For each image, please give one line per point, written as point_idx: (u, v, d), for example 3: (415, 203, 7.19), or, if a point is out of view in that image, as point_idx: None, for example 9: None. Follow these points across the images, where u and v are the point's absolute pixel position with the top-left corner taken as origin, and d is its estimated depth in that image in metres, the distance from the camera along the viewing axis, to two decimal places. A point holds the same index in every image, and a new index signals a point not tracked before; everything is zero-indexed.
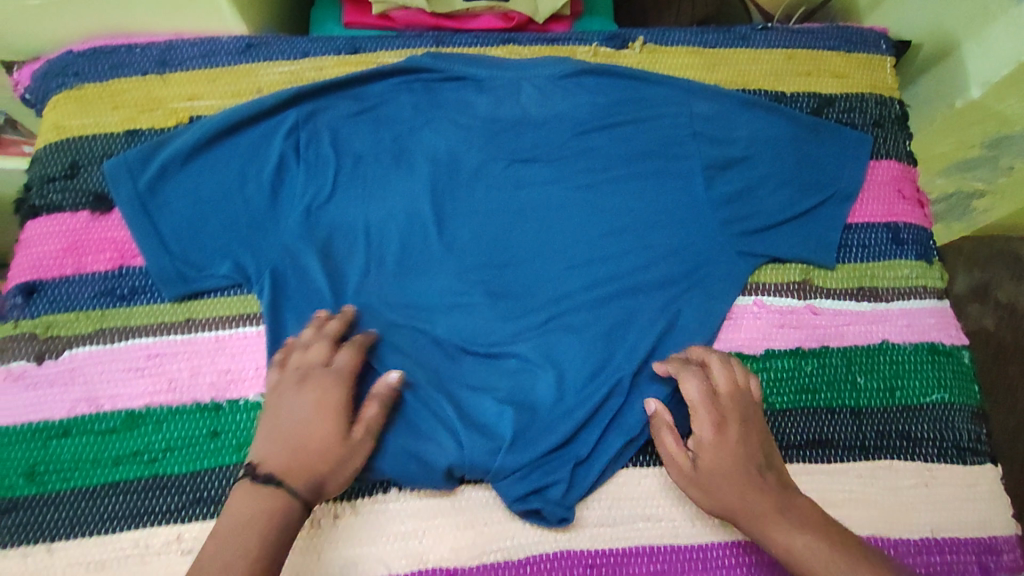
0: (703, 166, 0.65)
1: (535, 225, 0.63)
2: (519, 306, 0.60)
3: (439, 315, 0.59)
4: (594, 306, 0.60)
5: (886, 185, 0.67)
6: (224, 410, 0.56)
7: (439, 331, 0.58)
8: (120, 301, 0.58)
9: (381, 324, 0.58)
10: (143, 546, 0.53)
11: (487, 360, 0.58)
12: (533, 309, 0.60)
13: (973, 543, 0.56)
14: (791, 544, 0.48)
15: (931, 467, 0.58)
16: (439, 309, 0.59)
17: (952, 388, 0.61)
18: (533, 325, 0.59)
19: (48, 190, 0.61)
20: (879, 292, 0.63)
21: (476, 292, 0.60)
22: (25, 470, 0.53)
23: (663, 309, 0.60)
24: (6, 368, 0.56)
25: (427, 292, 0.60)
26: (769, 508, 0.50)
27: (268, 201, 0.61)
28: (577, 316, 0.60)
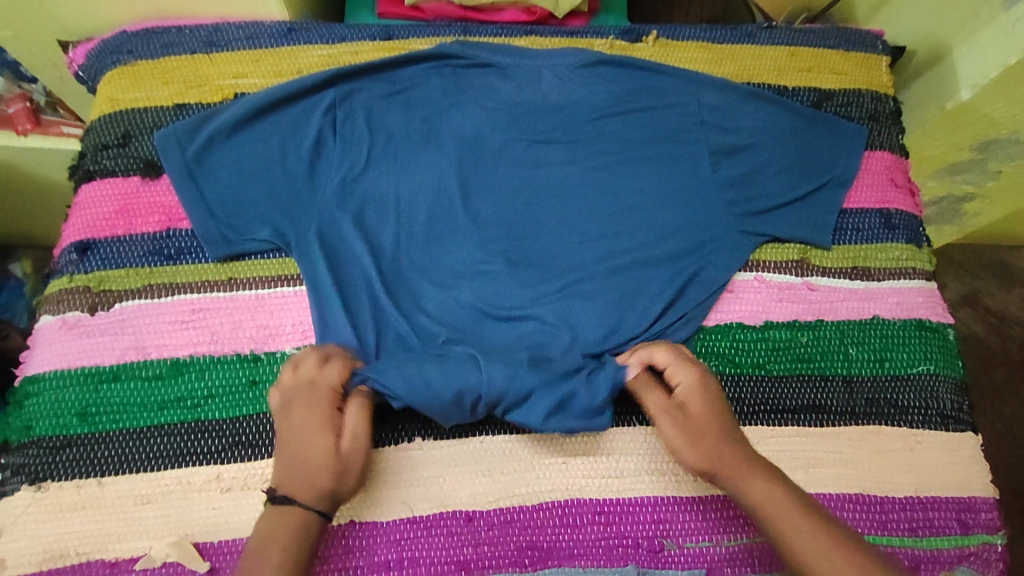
0: (710, 152, 0.70)
1: (553, 202, 0.68)
2: (537, 274, 0.65)
3: (464, 281, 0.64)
4: (607, 277, 0.65)
5: (879, 174, 0.72)
6: (262, 361, 0.60)
7: (463, 296, 0.63)
8: (168, 260, 0.63)
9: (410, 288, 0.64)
10: (185, 483, 0.56)
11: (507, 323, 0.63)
12: (550, 277, 0.65)
13: (953, 501, 0.61)
14: (765, 496, 0.52)
15: (917, 433, 0.63)
16: (464, 276, 0.64)
17: (937, 360, 0.66)
18: (550, 292, 0.64)
19: (102, 156, 0.66)
20: (871, 272, 0.68)
21: (498, 261, 0.65)
22: (78, 411, 0.58)
23: (671, 280, 0.65)
24: (61, 317, 0.60)
25: (453, 260, 0.65)
26: (744, 462, 0.54)
27: (306, 172, 0.66)
28: (592, 285, 0.64)
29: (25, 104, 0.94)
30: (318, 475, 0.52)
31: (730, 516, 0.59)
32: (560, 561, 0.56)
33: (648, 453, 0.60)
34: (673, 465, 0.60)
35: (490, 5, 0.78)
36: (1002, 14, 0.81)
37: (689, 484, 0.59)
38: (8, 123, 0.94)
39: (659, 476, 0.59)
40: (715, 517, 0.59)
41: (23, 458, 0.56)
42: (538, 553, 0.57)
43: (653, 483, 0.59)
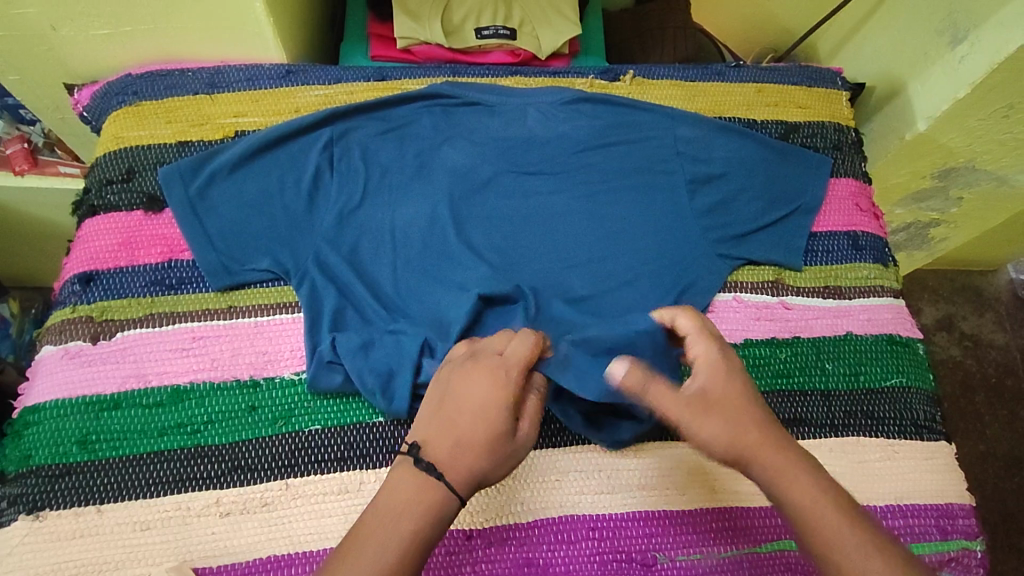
0: (687, 181, 0.74)
1: (542, 231, 0.72)
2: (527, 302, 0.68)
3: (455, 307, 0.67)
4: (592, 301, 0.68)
5: (845, 200, 0.77)
6: (261, 386, 0.62)
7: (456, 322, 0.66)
8: (169, 290, 0.65)
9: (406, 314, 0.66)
10: (184, 509, 0.57)
11: None
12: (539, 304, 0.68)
13: (932, 509, 0.63)
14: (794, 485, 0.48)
15: (893, 443, 0.65)
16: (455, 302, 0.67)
17: (908, 373, 0.69)
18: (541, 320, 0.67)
19: (106, 192, 0.68)
20: (842, 291, 0.72)
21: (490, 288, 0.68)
22: (77, 439, 0.58)
23: (655, 301, 0.68)
24: (63, 347, 0.61)
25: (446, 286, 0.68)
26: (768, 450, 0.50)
27: (306, 205, 0.69)
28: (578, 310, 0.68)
29: (23, 147, 0.99)
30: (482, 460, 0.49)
31: (718, 529, 0.60)
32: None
33: (638, 469, 0.62)
34: (662, 480, 0.62)
35: (478, 48, 0.83)
36: (948, 52, 0.88)
37: (678, 498, 0.61)
38: (8, 164, 0.98)
39: (648, 491, 0.61)
40: (704, 529, 0.60)
41: (20, 488, 0.57)
42: (534, 569, 0.58)
43: (643, 498, 0.61)
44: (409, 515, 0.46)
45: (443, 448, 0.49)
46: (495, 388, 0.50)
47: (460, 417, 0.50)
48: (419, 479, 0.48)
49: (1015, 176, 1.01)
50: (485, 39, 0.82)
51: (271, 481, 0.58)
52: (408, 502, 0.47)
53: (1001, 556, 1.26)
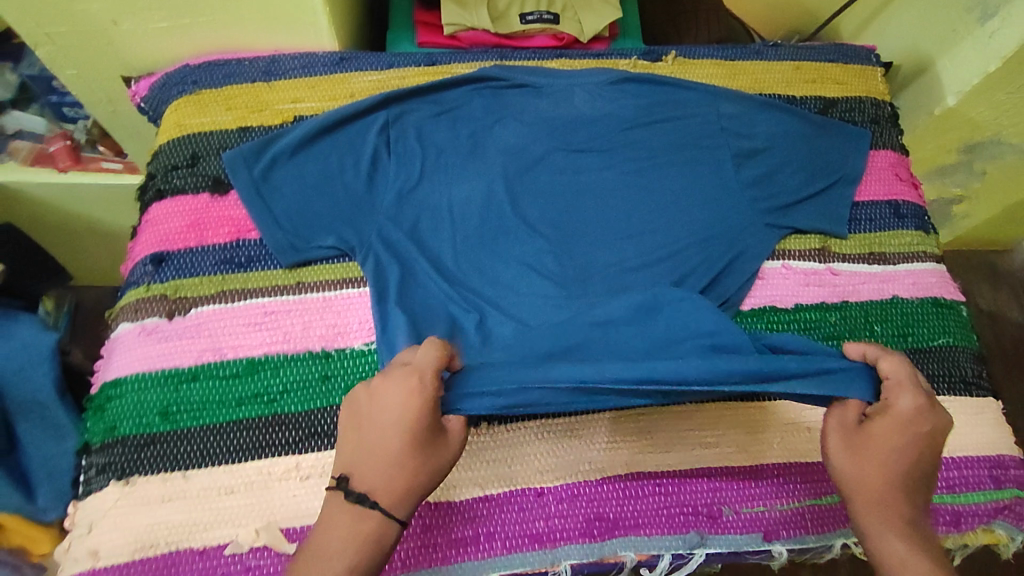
0: (732, 155, 0.76)
1: (592, 209, 0.74)
2: (583, 272, 0.70)
3: (513, 279, 0.69)
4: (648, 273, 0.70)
5: (885, 170, 0.79)
6: (333, 357, 0.64)
7: (518, 292, 0.68)
8: (239, 268, 0.67)
9: (468, 284, 0.69)
10: (266, 473, 0.59)
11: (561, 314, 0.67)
12: (595, 274, 0.70)
13: (984, 459, 0.65)
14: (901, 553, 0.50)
15: (944, 399, 0.67)
16: (513, 273, 0.70)
17: (955, 333, 0.71)
18: (599, 289, 0.69)
19: (172, 176, 0.71)
20: (886, 256, 0.74)
21: (547, 260, 0.70)
22: (159, 410, 0.60)
23: (710, 268, 0.70)
24: (140, 324, 0.64)
25: (506, 258, 0.70)
26: (894, 510, 0.51)
27: (366, 185, 0.71)
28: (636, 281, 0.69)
29: (66, 144, 1.03)
30: (403, 476, 0.50)
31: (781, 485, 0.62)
32: (625, 531, 0.59)
33: (699, 426, 0.64)
34: (724, 438, 0.63)
35: (522, 33, 0.85)
36: (978, 28, 0.90)
37: (739, 456, 0.63)
38: (52, 161, 1.02)
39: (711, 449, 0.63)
40: (767, 483, 0.62)
41: (108, 456, 0.59)
42: (604, 523, 0.60)
43: (706, 455, 0.63)
44: (348, 553, 0.48)
45: (370, 475, 0.50)
46: (405, 401, 0.51)
47: (379, 437, 0.51)
48: (352, 512, 0.49)
49: None
50: (529, 24, 0.85)
51: None
52: (344, 540, 0.48)
53: None
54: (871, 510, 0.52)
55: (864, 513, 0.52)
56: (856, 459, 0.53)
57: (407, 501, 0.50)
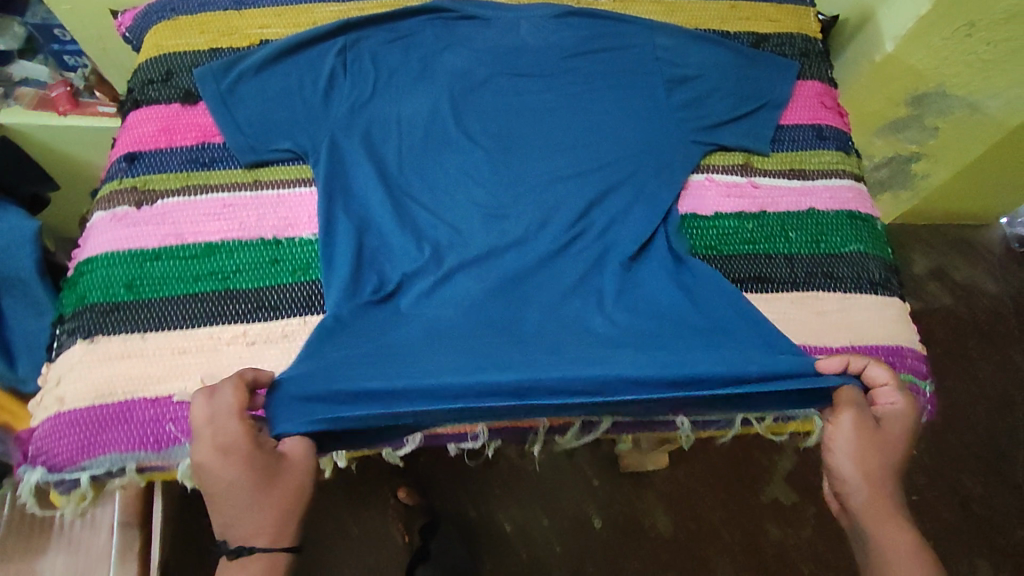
0: (664, 81, 0.82)
1: (535, 138, 0.79)
2: (517, 180, 0.76)
3: (453, 184, 0.76)
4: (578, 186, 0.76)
5: (811, 98, 0.84)
6: (283, 244, 0.70)
7: (456, 195, 0.75)
8: (202, 167, 0.74)
9: (410, 186, 0.76)
10: (216, 338, 0.65)
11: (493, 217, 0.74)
12: (528, 181, 0.76)
13: (883, 348, 0.70)
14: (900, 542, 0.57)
15: (850, 297, 0.72)
16: (453, 180, 0.76)
17: (868, 242, 0.75)
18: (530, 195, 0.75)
19: (148, 89, 0.78)
20: (806, 173, 0.79)
21: (485, 168, 0.77)
22: (124, 284, 0.67)
23: (635, 178, 0.76)
24: (111, 211, 0.71)
25: (447, 167, 0.77)
26: (893, 509, 0.59)
27: (322, 99, 0.78)
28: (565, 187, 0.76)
29: (67, 89, 1.09)
30: (269, 512, 0.55)
31: None
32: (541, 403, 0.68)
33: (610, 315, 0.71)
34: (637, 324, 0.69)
35: None
36: None
37: None
38: (53, 106, 1.08)
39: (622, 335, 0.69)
40: None
41: (77, 321, 0.66)
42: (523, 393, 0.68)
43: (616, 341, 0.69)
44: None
45: (243, 525, 0.55)
46: (224, 458, 0.56)
47: (225, 493, 0.55)
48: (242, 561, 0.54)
49: (985, 102, 1.09)
50: None
51: (292, 317, 0.67)
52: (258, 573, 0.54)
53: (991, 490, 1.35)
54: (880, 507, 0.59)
55: (865, 514, 0.59)
56: (862, 455, 0.61)
57: (285, 530, 0.56)
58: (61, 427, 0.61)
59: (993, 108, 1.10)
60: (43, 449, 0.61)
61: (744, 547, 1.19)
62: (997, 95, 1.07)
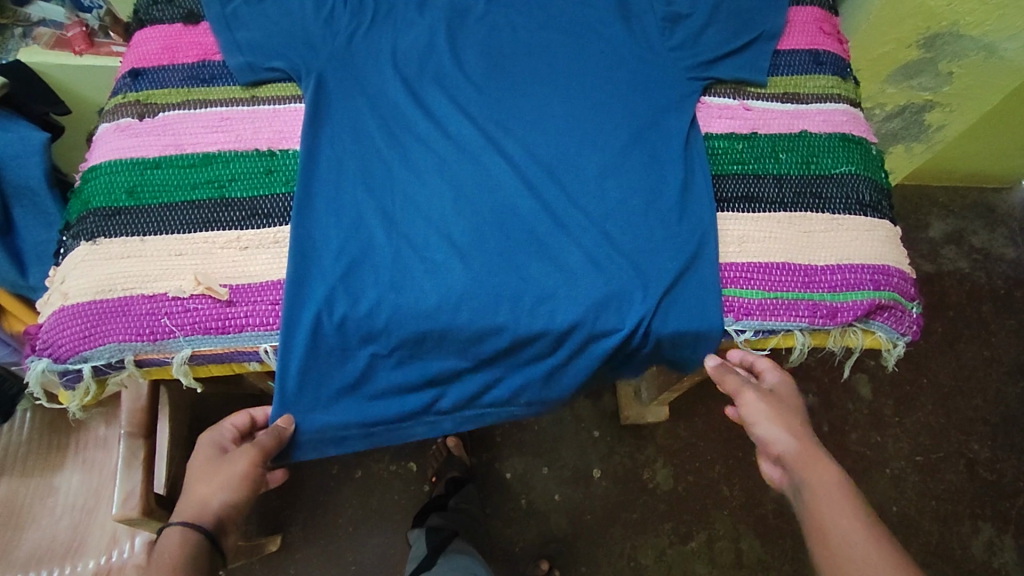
0: (660, 20, 0.79)
1: (526, 100, 0.76)
2: (506, 120, 0.75)
3: (446, 118, 0.75)
4: (568, 128, 0.75)
5: (809, 24, 0.83)
6: (278, 156, 0.72)
7: (448, 130, 0.74)
8: (203, 83, 0.76)
9: (400, 117, 0.75)
10: (211, 242, 0.67)
11: (477, 161, 0.73)
12: (518, 119, 0.75)
13: (870, 268, 0.69)
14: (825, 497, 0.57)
15: (838, 218, 0.72)
16: (446, 114, 0.75)
17: (859, 164, 0.75)
18: (517, 137, 0.74)
19: (153, 10, 0.80)
20: (800, 97, 0.79)
21: (473, 108, 0.75)
22: (126, 190, 0.70)
23: (628, 118, 0.75)
24: (116, 123, 0.73)
25: (437, 104, 0.75)
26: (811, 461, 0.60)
27: (322, 22, 0.76)
28: (554, 124, 0.75)
29: (82, 29, 1.07)
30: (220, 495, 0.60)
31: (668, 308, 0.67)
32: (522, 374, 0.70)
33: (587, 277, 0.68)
34: (614, 267, 0.68)
35: None
36: None
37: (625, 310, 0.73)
38: (68, 45, 1.07)
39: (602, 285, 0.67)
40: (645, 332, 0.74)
41: (80, 225, 0.68)
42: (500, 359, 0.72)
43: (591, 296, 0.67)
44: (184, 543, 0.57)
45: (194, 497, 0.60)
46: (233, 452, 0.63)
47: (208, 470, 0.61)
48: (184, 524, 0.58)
49: (1002, 44, 1.06)
50: None
51: (284, 224, 0.69)
52: (180, 535, 0.57)
53: (1000, 456, 1.33)
54: (812, 463, 0.59)
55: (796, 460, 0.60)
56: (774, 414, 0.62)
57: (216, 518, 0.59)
58: (65, 318, 0.64)
59: (1010, 51, 1.07)
60: (47, 340, 0.64)
61: (741, 503, 1.24)
62: (1013, 36, 1.03)
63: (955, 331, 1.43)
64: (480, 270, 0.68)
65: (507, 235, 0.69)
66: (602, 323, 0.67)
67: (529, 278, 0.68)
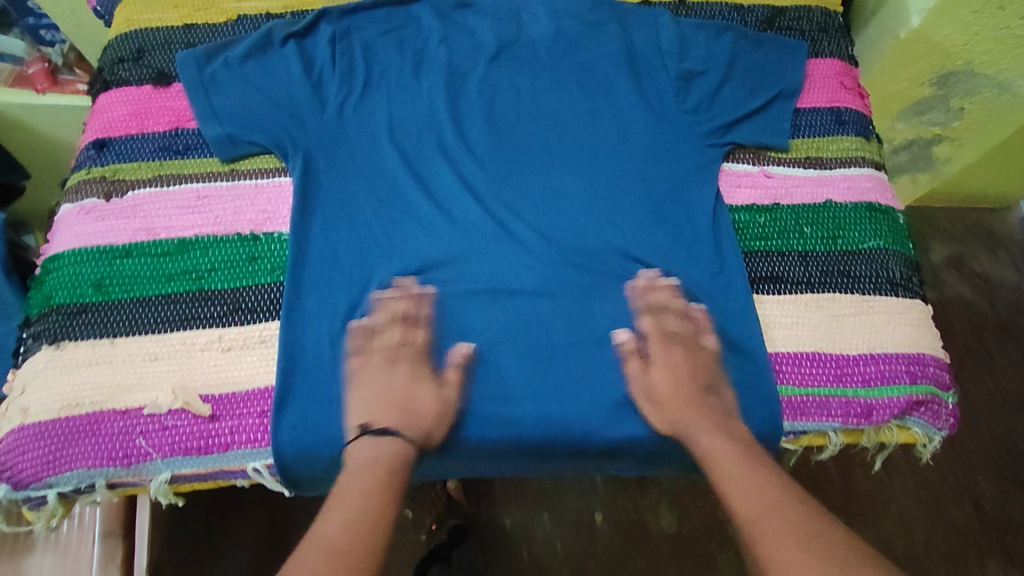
0: (673, 78, 0.75)
1: (535, 175, 0.72)
2: (517, 200, 0.70)
3: (451, 196, 0.70)
4: (586, 209, 0.70)
5: (830, 78, 0.78)
6: (261, 240, 0.66)
7: (454, 211, 0.69)
8: (176, 155, 0.69)
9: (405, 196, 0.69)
10: (190, 343, 0.61)
11: (488, 247, 0.67)
12: (529, 198, 0.70)
13: (905, 357, 0.64)
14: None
15: (869, 299, 0.67)
16: (449, 192, 0.70)
17: (888, 238, 0.70)
18: (531, 220, 0.69)
19: (118, 68, 0.73)
20: (823, 161, 0.74)
21: (478, 187, 0.70)
22: (93, 283, 0.63)
23: (643, 197, 0.70)
24: (80, 204, 0.66)
25: (441, 183, 0.70)
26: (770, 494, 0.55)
27: (310, 94, 0.71)
28: (568, 204, 0.70)
29: (43, 65, 0.99)
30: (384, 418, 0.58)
31: None
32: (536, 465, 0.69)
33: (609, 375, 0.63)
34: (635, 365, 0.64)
35: None
36: None
37: None
38: (30, 83, 0.98)
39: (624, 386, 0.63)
40: None
41: (42, 325, 0.61)
42: None
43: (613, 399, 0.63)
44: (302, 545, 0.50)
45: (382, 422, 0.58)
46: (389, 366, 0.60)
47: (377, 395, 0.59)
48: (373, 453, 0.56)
49: (1015, 81, 1.00)
50: None
51: (270, 321, 0.63)
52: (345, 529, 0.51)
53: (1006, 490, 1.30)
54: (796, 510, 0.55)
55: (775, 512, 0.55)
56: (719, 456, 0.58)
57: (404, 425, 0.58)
58: (25, 439, 0.57)
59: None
60: (6, 463, 0.57)
61: None
62: None
63: (960, 361, 1.40)
64: (492, 373, 0.63)
65: (523, 336, 0.64)
66: (619, 429, 0.62)
67: (548, 381, 0.63)
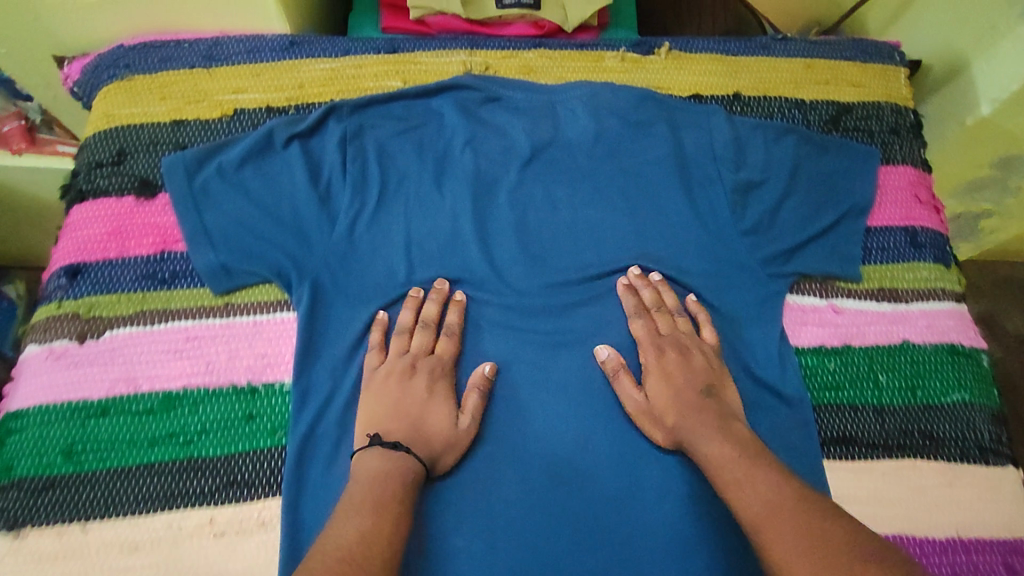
0: (730, 191, 0.66)
1: (574, 308, 0.62)
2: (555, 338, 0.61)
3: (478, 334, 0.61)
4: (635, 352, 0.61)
5: (903, 190, 0.69)
6: (259, 393, 0.57)
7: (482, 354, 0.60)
8: (160, 285, 0.60)
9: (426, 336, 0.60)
10: (176, 528, 0.52)
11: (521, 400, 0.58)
12: (569, 337, 0.61)
13: (998, 543, 0.57)
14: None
15: (954, 468, 0.59)
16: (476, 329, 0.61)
17: (973, 389, 0.62)
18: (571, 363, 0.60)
19: (94, 175, 0.63)
20: (899, 293, 0.65)
21: (510, 322, 0.61)
22: (62, 449, 0.54)
23: None
24: (48, 347, 0.57)
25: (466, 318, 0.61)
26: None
27: (317, 208, 0.62)
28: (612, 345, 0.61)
29: (18, 123, 0.81)
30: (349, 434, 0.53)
31: None
32: None
33: None
34: None
35: (498, 19, 0.78)
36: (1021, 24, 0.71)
37: None
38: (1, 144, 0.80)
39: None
40: None
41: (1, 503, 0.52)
42: None
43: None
44: None
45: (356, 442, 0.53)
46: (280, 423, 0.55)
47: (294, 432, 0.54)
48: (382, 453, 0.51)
49: None
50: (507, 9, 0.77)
51: (269, 498, 0.54)
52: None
53: None
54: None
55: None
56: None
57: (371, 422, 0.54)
58: None
59: None
60: None
61: None
62: None
63: None
64: None
65: (572, 519, 0.54)
66: None
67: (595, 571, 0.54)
